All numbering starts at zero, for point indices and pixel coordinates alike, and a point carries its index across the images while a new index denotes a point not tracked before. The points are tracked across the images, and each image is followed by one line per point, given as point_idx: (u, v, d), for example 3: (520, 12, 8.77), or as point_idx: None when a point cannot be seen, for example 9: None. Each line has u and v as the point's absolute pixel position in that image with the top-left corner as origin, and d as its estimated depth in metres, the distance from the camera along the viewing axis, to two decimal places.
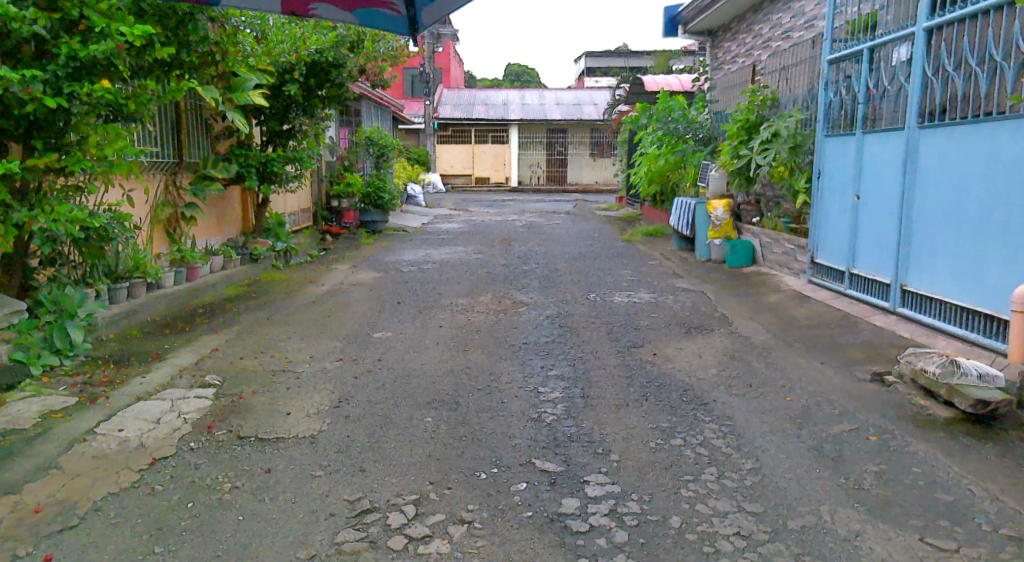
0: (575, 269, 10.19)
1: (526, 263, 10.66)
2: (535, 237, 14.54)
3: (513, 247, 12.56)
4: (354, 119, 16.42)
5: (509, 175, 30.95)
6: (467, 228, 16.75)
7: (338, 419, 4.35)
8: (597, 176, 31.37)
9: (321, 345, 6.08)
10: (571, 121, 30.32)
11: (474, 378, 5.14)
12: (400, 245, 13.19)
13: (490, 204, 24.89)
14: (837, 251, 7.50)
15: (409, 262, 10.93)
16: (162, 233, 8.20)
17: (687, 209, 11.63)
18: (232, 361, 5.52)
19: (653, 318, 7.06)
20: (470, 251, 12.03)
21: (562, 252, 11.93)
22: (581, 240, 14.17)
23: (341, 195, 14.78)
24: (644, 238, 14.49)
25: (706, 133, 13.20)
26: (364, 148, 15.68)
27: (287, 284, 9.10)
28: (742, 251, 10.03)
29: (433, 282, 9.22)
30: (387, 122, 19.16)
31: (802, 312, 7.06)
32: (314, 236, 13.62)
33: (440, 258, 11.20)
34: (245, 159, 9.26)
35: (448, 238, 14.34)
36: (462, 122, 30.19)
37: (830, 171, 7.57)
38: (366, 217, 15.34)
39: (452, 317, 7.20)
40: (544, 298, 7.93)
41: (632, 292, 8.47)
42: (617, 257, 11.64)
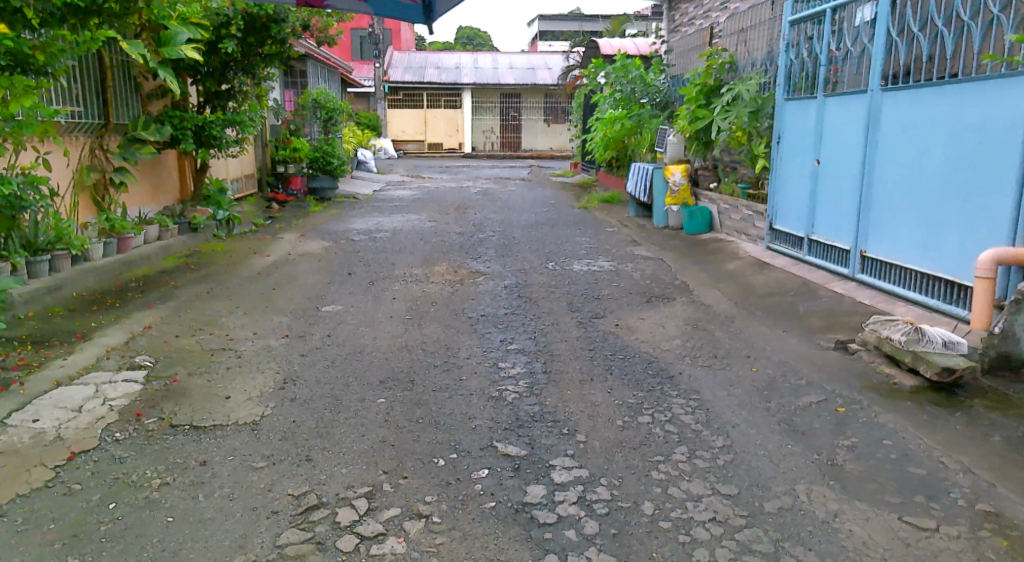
0: (533, 237, 9.93)
1: (482, 231, 10.38)
2: (490, 204, 14.24)
3: (468, 215, 12.27)
4: (299, 80, 15.74)
5: (463, 141, 30.48)
6: (421, 195, 16.39)
7: (282, 402, 4.06)
8: (552, 143, 31.12)
9: (265, 320, 5.76)
10: (525, 86, 29.93)
11: (430, 354, 4.87)
12: (351, 213, 12.79)
13: (443, 171, 24.47)
14: (795, 218, 7.34)
15: (361, 231, 10.57)
16: (88, 199, 7.79)
17: (644, 175, 11.42)
18: (167, 340, 5.22)
19: (614, 287, 6.84)
20: (423, 218, 11.70)
21: (519, 220, 11.67)
22: (537, 207, 13.91)
23: (287, 161, 14.51)
24: (601, 205, 14.30)
25: (664, 98, 13.20)
26: (309, 110, 15.04)
27: (228, 255, 8.67)
28: (699, 218, 9.88)
29: (385, 251, 8.89)
30: (335, 86, 18.56)
31: (763, 279, 6.91)
32: (261, 205, 13.16)
33: (392, 226, 10.84)
34: (180, 121, 8.79)
35: (400, 206, 13.94)
36: (414, 86, 29.57)
37: (790, 135, 7.38)
38: (315, 182, 14.81)
39: (405, 288, 6.89)
40: (501, 268, 7.66)
41: (592, 260, 8.24)
42: (574, 224, 11.43)
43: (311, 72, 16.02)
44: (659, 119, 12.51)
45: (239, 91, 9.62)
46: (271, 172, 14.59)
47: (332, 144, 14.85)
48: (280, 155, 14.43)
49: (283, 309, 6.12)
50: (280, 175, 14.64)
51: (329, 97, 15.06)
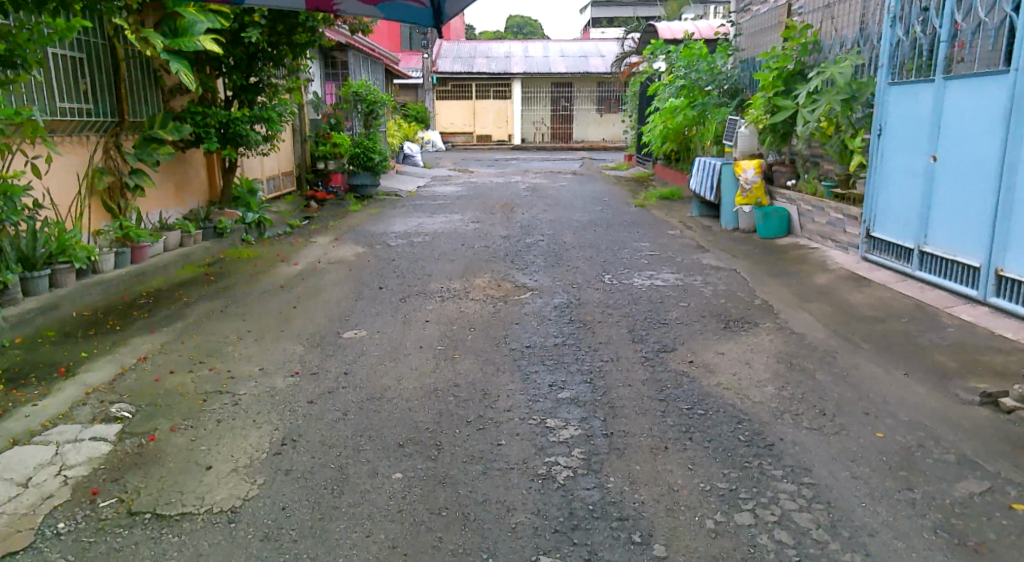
0: (587, 241, 9.00)
1: (530, 234, 9.47)
2: (540, 201, 13.30)
3: (516, 215, 11.36)
4: (340, 72, 14.93)
5: (512, 132, 29.56)
6: (467, 191, 15.54)
7: (274, 476, 3.19)
8: (604, 133, 29.96)
9: (277, 351, 4.91)
10: (576, 74, 28.82)
11: (464, 403, 3.99)
12: (392, 213, 12.00)
13: (491, 164, 23.59)
14: (900, 225, 6.33)
15: (399, 234, 9.76)
16: (99, 204, 7.04)
17: (711, 171, 10.37)
18: (159, 378, 4.37)
19: (684, 308, 5.88)
20: (467, 219, 10.85)
21: (571, 221, 10.74)
22: (590, 205, 12.94)
23: (326, 157, 13.78)
24: (659, 202, 13.27)
25: (732, 85, 11.98)
26: (350, 103, 14.22)
27: (255, 263, 7.92)
28: (775, 220, 8.86)
29: (423, 259, 8.06)
30: (379, 76, 17.78)
31: (862, 300, 5.86)
32: (297, 204, 12.50)
33: (434, 229, 10.01)
34: (203, 118, 8.04)
35: (444, 205, 13.10)
36: (462, 76, 28.73)
37: (895, 127, 6.36)
38: (355, 179, 14.05)
39: (442, 307, 6.05)
40: (552, 282, 6.76)
41: (655, 271, 7.28)
42: (631, 226, 10.44)
43: (353, 62, 15.19)
44: (727, 109, 11.41)
45: (270, 84, 8.86)
46: (311, 169, 13.91)
47: (374, 138, 14.03)
48: (318, 151, 13.70)
49: (300, 335, 5.30)
50: (319, 171, 13.98)
51: (371, 88, 14.18)
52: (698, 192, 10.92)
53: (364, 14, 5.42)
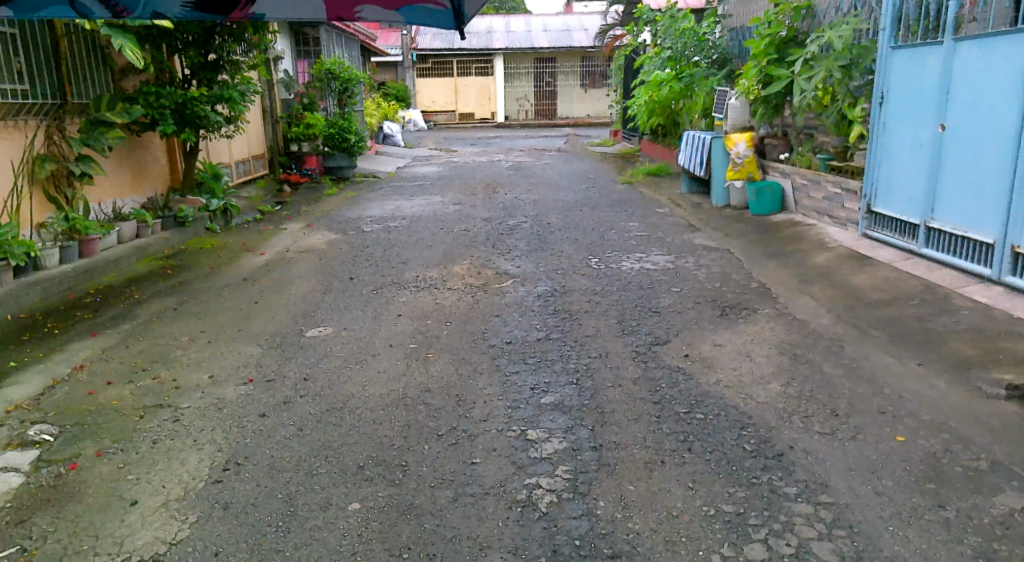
0: (573, 222, 8.57)
1: (512, 216, 9.02)
2: (522, 181, 12.84)
3: (498, 196, 10.91)
4: (313, 49, 14.32)
5: (495, 110, 28.97)
6: (448, 172, 15.05)
7: (209, 512, 2.79)
8: (589, 109, 29.42)
9: (230, 355, 4.48)
10: (560, 49, 28.22)
11: (434, 411, 3.57)
12: (369, 196, 11.51)
13: (474, 143, 23.05)
14: (903, 199, 5.96)
15: (375, 218, 9.29)
16: (41, 195, 6.53)
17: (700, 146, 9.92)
18: (93, 392, 3.97)
19: (676, 294, 5.47)
20: (447, 201, 10.39)
21: (555, 201, 10.29)
22: (575, 184, 12.49)
23: (299, 138, 13.24)
24: (646, 179, 12.83)
25: (721, 55, 11.50)
26: (324, 81, 13.65)
27: (217, 253, 7.41)
28: (769, 196, 8.48)
29: (399, 245, 7.60)
30: (354, 54, 17.17)
31: (866, 283, 5.47)
32: (269, 189, 11.99)
33: (411, 213, 9.54)
34: (158, 98, 7.46)
35: (424, 186, 12.61)
36: (443, 53, 28.08)
37: (900, 94, 5.97)
38: (331, 161, 13.52)
39: (416, 299, 5.61)
40: (535, 268, 6.32)
41: (644, 253, 6.87)
42: (618, 205, 10.00)
43: (327, 39, 14.59)
44: (716, 80, 10.93)
45: (229, 62, 8.35)
46: (284, 151, 13.39)
47: (350, 118, 13.48)
48: (291, 133, 13.15)
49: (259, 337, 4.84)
50: (293, 155, 13.42)
51: (345, 66, 13.61)
52: (687, 167, 10.48)
53: (386, 20, 5.39)
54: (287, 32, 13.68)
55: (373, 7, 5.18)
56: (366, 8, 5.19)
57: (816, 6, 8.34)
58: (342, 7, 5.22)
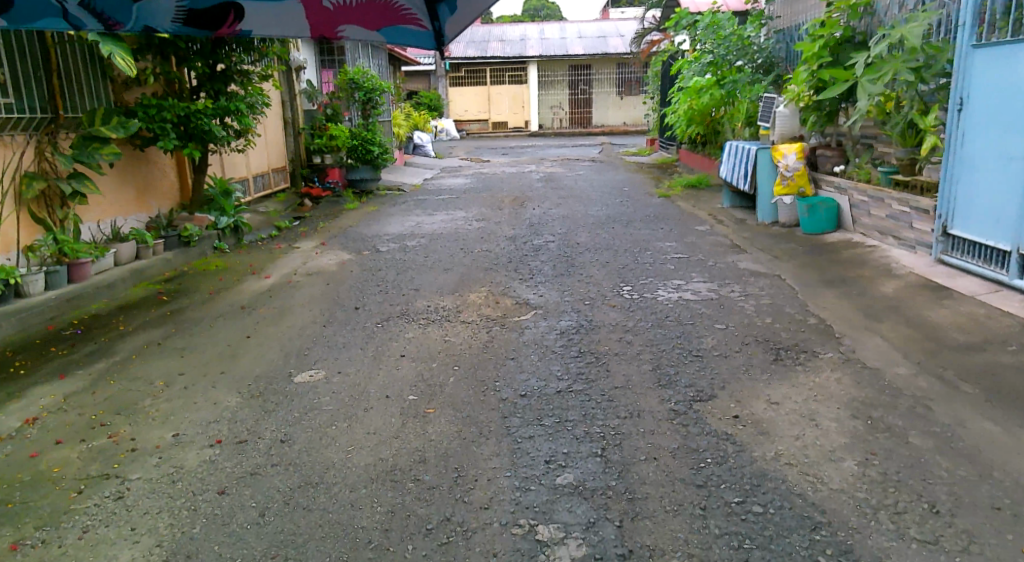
0: (605, 242, 7.91)
1: (539, 235, 8.38)
2: (553, 194, 12.21)
3: (526, 210, 10.27)
4: (337, 58, 13.83)
5: (529, 118, 28.39)
6: (475, 184, 14.46)
7: None
8: (625, 117, 28.68)
9: (203, 406, 3.74)
10: (595, 56, 27.55)
11: (429, 488, 2.95)
12: (391, 211, 10.98)
13: (505, 153, 22.48)
14: (989, 220, 5.38)
15: (394, 236, 8.74)
16: (28, 216, 6.04)
17: (744, 158, 9.17)
18: (36, 455, 3.37)
19: (722, 332, 4.79)
20: (471, 217, 9.80)
21: (587, 217, 9.63)
22: (608, 197, 11.81)
23: (322, 150, 12.90)
24: (685, 192, 12.11)
25: (766, 59, 10.73)
26: (347, 91, 13.15)
27: (220, 275, 6.85)
28: (822, 213, 7.71)
29: (416, 267, 7.02)
30: (381, 62, 16.67)
31: (946, 320, 4.74)
32: (289, 204, 11.55)
33: (432, 230, 8.96)
34: (159, 111, 6.90)
35: (449, 200, 12.03)
36: (476, 61, 27.57)
37: (984, 101, 5.39)
38: (354, 174, 13.03)
39: (427, 334, 5.00)
40: (561, 297, 5.68)
41: (684, 280, 6.18)
42: (654, 221, 9.32)
43: (352, 47, 14.11)
44: (762, 86, 10.18)
45: (239, 70, 7.75)
46: (308, 163, 13.06)
47: (374, 129, 12.98)
48: (313, 145, 12.82)
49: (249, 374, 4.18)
50: (316, 167, 13.09)
51: (369, 75, 13.08)
52: (730, 179, 9.74)
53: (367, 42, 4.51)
54: (309, 40, 13.22)
55: (354, 27, 4.33)
56: (348, 28, 4.36)
57: (875, 3, 7.63)
58: (321, 26, 4.39)
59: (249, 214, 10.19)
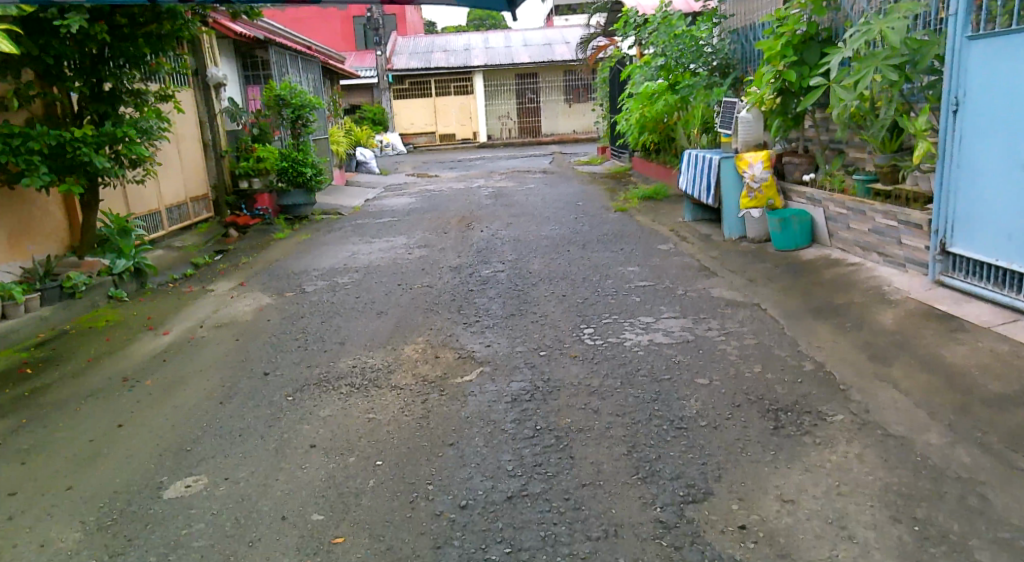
0: (560, 269, 7.06)
1: (488, 263, 7.50)
2: (503, 212, 11.35)
3: (474, 234, 9.39)
4: (262, 73, 12.81)
5: (477, 130, 27.54)
6: (421, 203, 13.52)
7: None
8: (576, 125, 27.98)
9: (25, 554, 2.97)
10: (542, 64, 26.82)
11: None
12: (325, 239, 9.99)
13: (454, 167, 21.59)
14: (998, 237, 4.64)
15: (324, 270, 7.77)
16: None
17: (705, 168, 8.41)
18: None
19: (705, 388, 3.94)
20: (413, 245, 8.87)
21: (540, 239, 8.78)
22: (562, 213, 10.97)
23: (250, 174, 11.67)
24: (643, 205, 11.33)
25: (723, 60, 10.00)
26: (273, 108, 12.13)
27: (108, 334, 5.98)
28: (795, 227, 6.91)
29: (344, 313, 6.07)
30: (315, 76, 15.65)
31: (969, 362, 3.95)
32: (211, 236, 10.57)
33: (367, 262, 8.00)
34: (26, 142, 5.91)
35: (390, 223, 11.07)
36: (420, 72, 26.65)
37: (986, 100, 4.64)
38: (285, 200, 12.01)
39: (346, 408, 4.07)
40: (512, 347, 4.79)
41: (653, 315, 5.34)
42: (613, 241, 8.48)
43: (278, 62, 13.10)
44: (720, 90, 9.46)
45: (129, 91, 6.81)
46: (233, 190, 11.82)
47: (305, 149, 11.99)
48: (240, 168, 11.60)
49: (95, 507, 3.26)
50: (243, 193, 11.81)
51: (297, 91, 12.12)
52: (691, 192, 8.94)
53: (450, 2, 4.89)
54: (229, 54, 12.19)
55: None
56: None
57: None
58: None
59: (162, 250, 9.27)
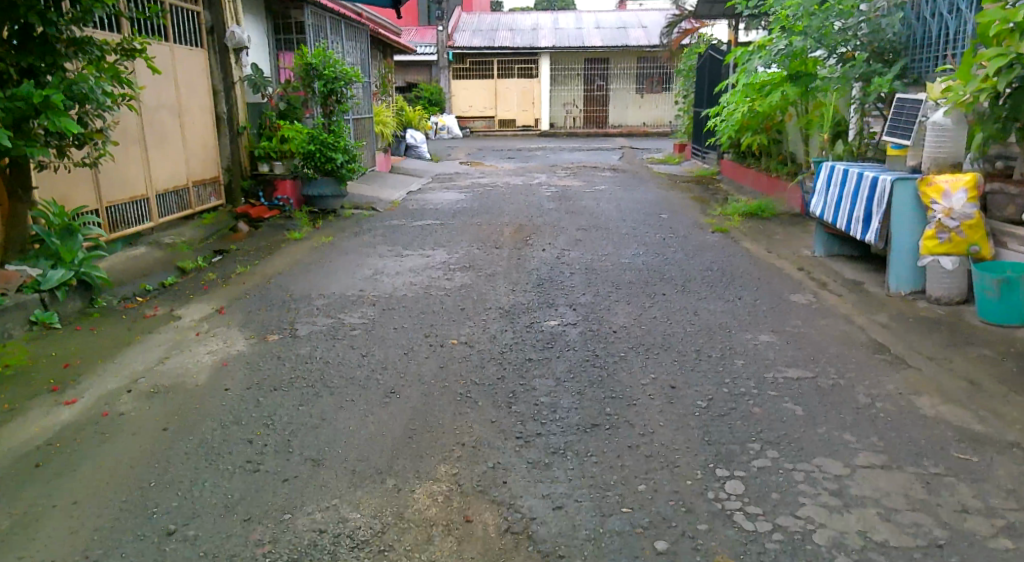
0: (660, 331, 4.96)
1: (553, 312, 5.38)
2: (570, 223, 9.20)
3: (534, 257, 7.27)
4: (294, 38, 10.71)
5: (539, 117, 25.33)
6: (473, 202, 11.45)
7: None
8: (646, 117, 25.61)
9: None
10: (614, 49, 24.48)
11: None
12: (352, 245, 8.03)
13: (512, 156, 19.44)
14: None
15: (332, 300, 5.73)
16: None
17: (869, 192, 6.05)
18: None
19: None
20: (455, 269, 6.81)
21: (624, 272, 6.65)
22: (645, 230, 8.80)
23: (270, 157, 9.82)
24: (746, 225, 9.09)
25: (890, 45, 7.66)
26: (303, 78, 10.10)
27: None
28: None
29: (339, 387, 4.05)
30: (362, 44, 13.60)
31: None
32: (216, 230, 8.62)
33: (392, 293, 6.01)
34: None
35: (431, 228, 9.09)
36: (482, 51, 24.51)
37: None
38: (311, 189, 10.03)
39: None
40: (602, 525, 2.75)
41: (838, 452, 3.23)
42: (723, 282, 6.33)
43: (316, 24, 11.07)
44: (886, 79, 7.22)
45: (68, 38, 4.98)
46: (251, 175, 9.89)
47: (338, 130, 10.01)
48: (259, 149, 9.76)
49: None
50: (262, 177, 9.87)
51: (332, 60, 10.05)
52: (839, 222, 6.56)
53: None
54: (257, 13, 10.23)
55: None
56: None
57: None
58: None
59: (143, 248, 7.34)
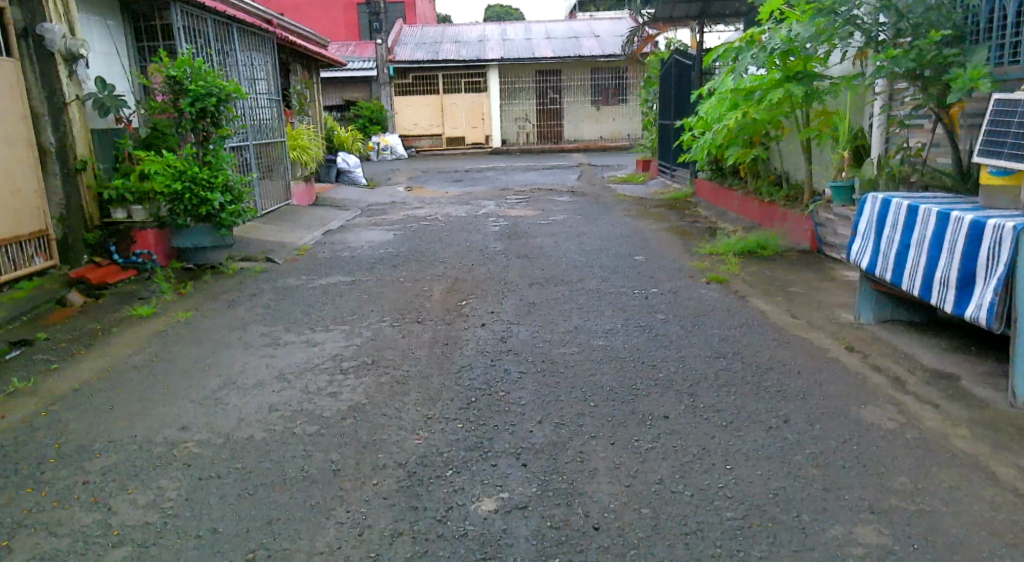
0: (678, 525, 2.77)
1: (486, 478, 3.15)
2: (521, 276, 7.00)
3: (467, 342, 5.04)
4: (161, 43, 8.40)
5: (490, 133, 23.17)
6: (400, 244, 9.19)
7: None
8: (603, 131, 23.64)
9: None
10: (567, 59, 22.48)
11: None
12: (215, 326, 5.73)
13: (459, 179, 17.23)
14: None
15: (120, 463, 3.48)
16: None
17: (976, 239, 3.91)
18: None
19: None
20: (346, 373, 4.54)
21: (598, 367, 4.44)
22: (620, 284, 6.63)
23: (125, 200, 7.42)
24: (749, 269, 6.96)
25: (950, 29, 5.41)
26: (169, 95, 7.67)
27: None
28: None
29: None
30: (268, 54, 11.29)
31: None
32: (26, 307, 6.34)
33: (228, 437, 3.71)
34: None
35: (334, 289, 6.80)
36: (425, 65, 22.30)
37: None
38: (181, 240, 7.70)
39: None
40: None
41: None
42: (748, 380, 4.13)
43: (191, 27, 8.76)
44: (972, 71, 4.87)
45: None
46: (100, 224, 7.47)
47: (215, 162, 7.71)
48: (109, 190, 7.32)
49: None
50: (115, 227, 7.50)
51: (205, 71, 7.69)
52: (909, 285, 4.39)
53: None
54: (106, 12, 7.87)
55: None
56: None
57: None
58: None
59: None
